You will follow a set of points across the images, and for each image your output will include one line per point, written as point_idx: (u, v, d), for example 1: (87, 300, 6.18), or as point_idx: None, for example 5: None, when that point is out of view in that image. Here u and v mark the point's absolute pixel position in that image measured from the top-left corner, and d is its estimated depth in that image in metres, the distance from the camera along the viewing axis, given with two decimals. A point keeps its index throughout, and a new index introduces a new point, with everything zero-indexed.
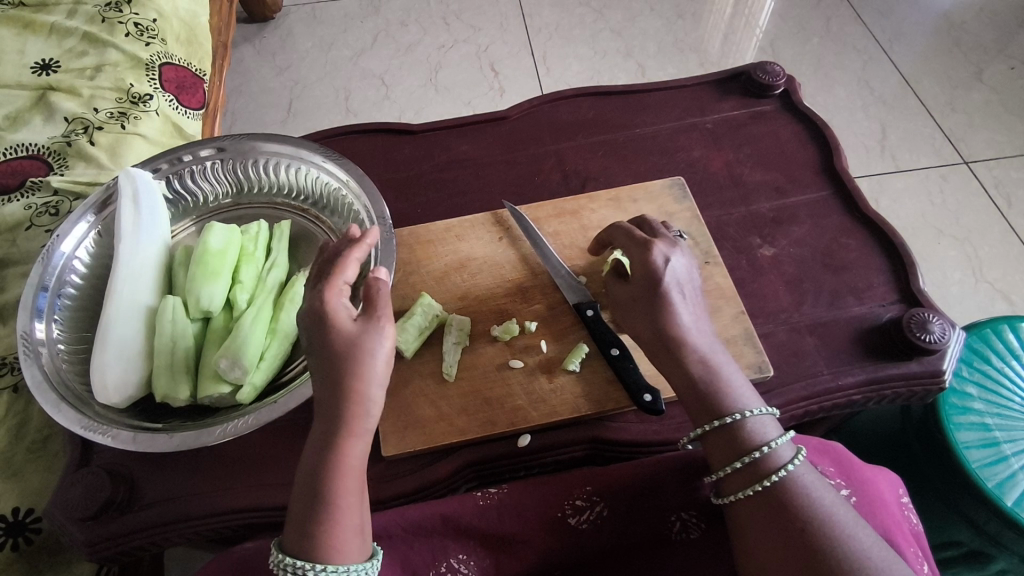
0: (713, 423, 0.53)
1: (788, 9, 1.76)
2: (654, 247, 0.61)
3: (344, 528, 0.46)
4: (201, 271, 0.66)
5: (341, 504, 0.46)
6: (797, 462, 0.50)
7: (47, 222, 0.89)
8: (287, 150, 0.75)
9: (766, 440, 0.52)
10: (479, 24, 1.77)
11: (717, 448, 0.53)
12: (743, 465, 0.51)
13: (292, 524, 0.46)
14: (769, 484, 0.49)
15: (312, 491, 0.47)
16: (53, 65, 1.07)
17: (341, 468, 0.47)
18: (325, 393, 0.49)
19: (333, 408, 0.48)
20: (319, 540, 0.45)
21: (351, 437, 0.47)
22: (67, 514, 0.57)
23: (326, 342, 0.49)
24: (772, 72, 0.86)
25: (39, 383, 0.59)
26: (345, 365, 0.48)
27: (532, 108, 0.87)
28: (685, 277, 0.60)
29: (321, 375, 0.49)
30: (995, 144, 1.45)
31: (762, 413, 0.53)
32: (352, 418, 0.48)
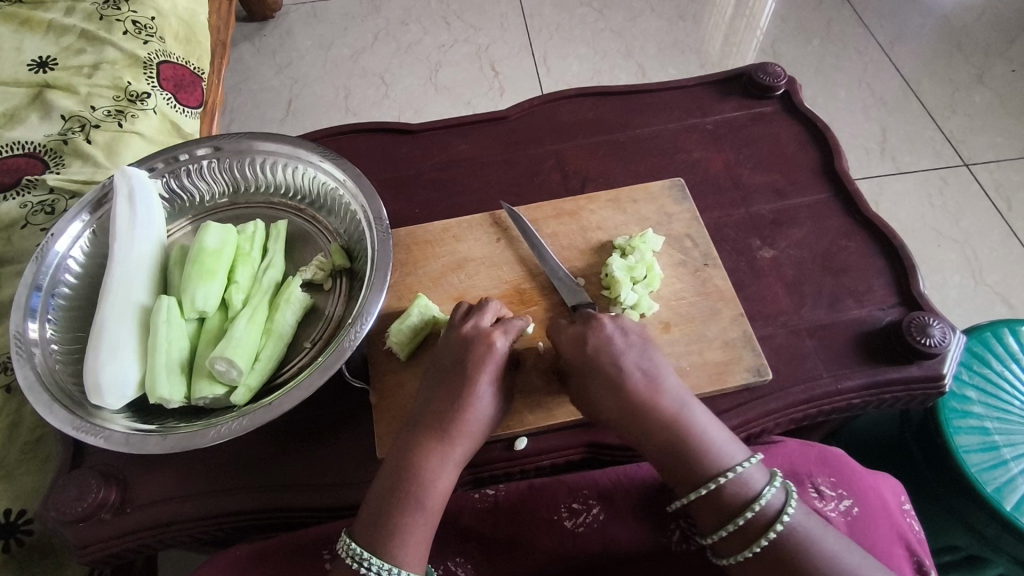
0: (699, 491, 0.52)
1: (789, 10, 1.75)
2: (590, 318, 0.58)
3: (421, 540, 0.50)
4: (196, 270, 0.65)
5: (429, 516, 0.51)
6: (788, 514, 0.50)
7: (43, 220, 0.88)
8: (284, 150, 0.74)
9: (755, 496, 0.51)
10: (479, 24, 1.76)
11: (706, 512, 0.52)
12: (734, 528, 0.51)
13: (373, 522, 0.50)
14: (764, 545, 0.49)
15: (402, 496, 0.51)
16: (50, 62, 1.06)
17: (437, 485, 0.52)
18: (439, 412, 0.54)
19: (447, 431, 0.54)
20: (397, 545, 0.49)
21: (454, 461, 0.53)
22: (58, 516, 0.57)
23: (470, 369, 0.55)
24: (773, 73, 0.85)
25: (31, 383, 0.59)
26: (472, 396, 0.55)
27: (532, 108, 0.86)
28: (635, 340, 0.57)
29: (445, 395, 0.55)
30: (995, 146, 1.45)
31: (748, 466, 0.52)
32: (461, 443, 0.54)
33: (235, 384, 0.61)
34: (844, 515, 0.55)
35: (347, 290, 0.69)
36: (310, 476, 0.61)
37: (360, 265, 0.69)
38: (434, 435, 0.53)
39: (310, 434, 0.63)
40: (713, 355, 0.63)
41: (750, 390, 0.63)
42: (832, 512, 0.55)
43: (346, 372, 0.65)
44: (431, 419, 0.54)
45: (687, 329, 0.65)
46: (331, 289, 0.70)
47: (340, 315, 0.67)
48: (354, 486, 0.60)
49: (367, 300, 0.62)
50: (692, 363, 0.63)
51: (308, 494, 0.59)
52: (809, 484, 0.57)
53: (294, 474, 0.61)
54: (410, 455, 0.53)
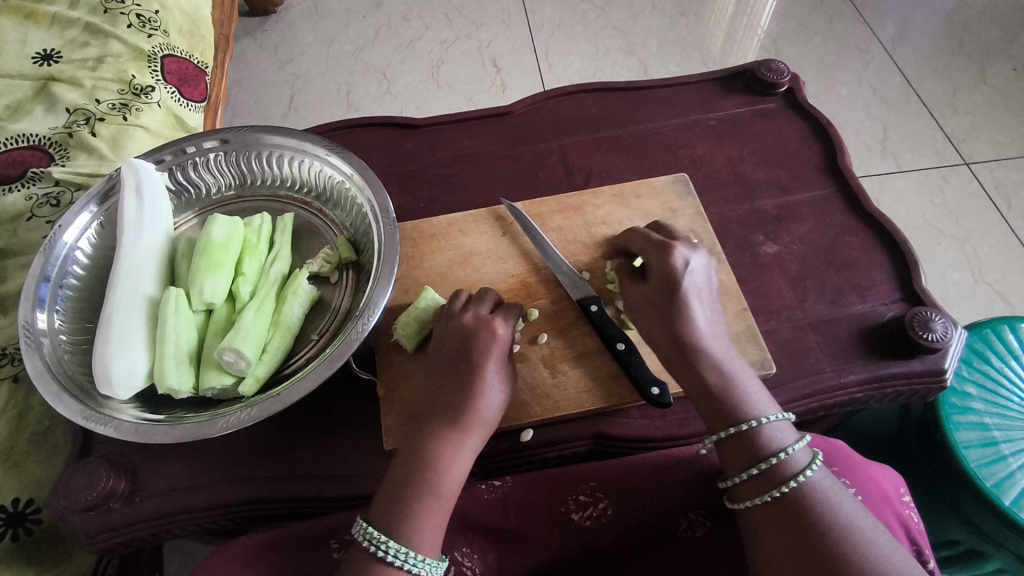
0: (730, 429, 0.53)
1: (791, 8, 1.76)
2: (674, 250, 0.60)
3: (434, 524, 0.49)
4: (204, 263, 0.66)
5: (443, 503, 0.50)
6: (813, 468, 0.50)
7: (48, 213, 0.89)
8: (291, 143, 0.75)
9: (782, 446, 0.52)
10: (481, 20, 1.76)
11: (733, 454, 0.53)
12: (759, 471, 0.51)
13: (389, 508, 0.49)
14: (786, 491, 0.49)
15: (419, 482, 0.50)
16: (54, 55, 1.06)
17: (446, 468, 0.51)
18: (451, 400, 0.54)
19: (457, 417, 0.53)
20: (412, 530, 0.48)
21: (468, 447, 0.53)
22: (67, 505, 0.57)
23: (474, 353, 0.56)
24: (777, 69, 0.86)
25: (41, 373, 0.59)
26: (481, 382, 0.55)
27: (536, 103, 0.87)
28: (705, 277, 0.59)
29: (454, 382, 0.55)
30: (996, 145, 1.45)
31: (779, 419, 0.53)
32: (474, 431, 0.54)
33: (244, 375, 0.62)
34: None
35: (353, 283, 0.70)
36: (318, 466, 0.61)
37: (367, 258, 0.70)
38: (444, 421, 0.53)
39: (317, 426, 0.63)
40: None
41: None
42: None
43: (354, 365, 0.66)
44: (443, 407, 0.54)
45: None
46: (338, 282, 0.70)
47: (347, 307, 0.68)
48: (361, 477, 0.60)
49: (373, 294, 0.62)
50: None
51: (315, 485, 0.60)
52: None
53: (301, 464, 0.61)
54: (425, 442, 0.52)
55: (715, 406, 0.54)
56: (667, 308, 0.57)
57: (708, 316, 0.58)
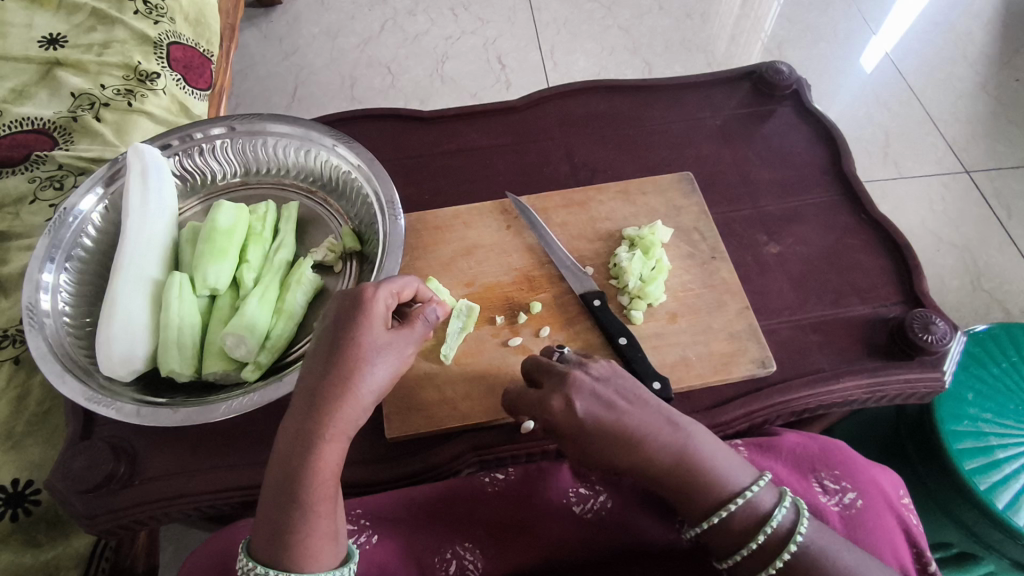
0: (711, 518, 0.50)
1: (796, 12, 1.76)
2: (575, 377, 0.52)
3: (318, 533, 0.46)
4: (209, 249, 0.66)
5: (319, 511, 0.46)
6: (802, 530, 0.49)
7: (51, 196, 0.89)
8: (298, 133, 0.75)
9: (767, 520, 0.49)
10: (487, 17, 1.77)
11: (720, 536, 0.51)
12: (751, 550, 0.49)
13: (268, 538, 0.45)
14: (784, 564, 0.48)
15: (292, 497, 0.46)
16: (60, 39, 1.06)
17: (317, 469, 0.46)
18: (313, 387, 0.49)
19: (323, 406, 0.48)
20: (295, 549, 0.45)
21: (336, 444, 0.48)
22: (70, 485, 0.57)
23: (348, 333, 0.51)
24: (784, 71, 0.86)
25: (43, 354, 0.59)
26: (337, 369, 0.49)
27: (543, 99, 0.87)
28: (615, 380, 0.53)
29: (318, 365, 0.50)
30: (996, 154, 1.46)
31: (758, 491, 0.50)
32: (332, 438, 0.47)
33: (246, 361, 0.62)
34: (848, 509, 0.55)
35: (357, 273, 0.70)
36: None
37: (370, 248, 0.70)
38: (300, 416, 0.48)
39: None
40: (717, 346, 0.65)
41: (754, 382, 0.64)
42: (834, 505, 0.55)
43: None
44: (306, 400, 0.49)
45: (693, 320, 0.66)
46: (342, 271, 0.71)
47: None
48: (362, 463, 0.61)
49: None
50: (698, 353, 0.64)
51: None
52: (813, 477, 0.57)
53: None
54: (289, 446, 0.47)
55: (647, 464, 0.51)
56: (599, 429, 0.51)
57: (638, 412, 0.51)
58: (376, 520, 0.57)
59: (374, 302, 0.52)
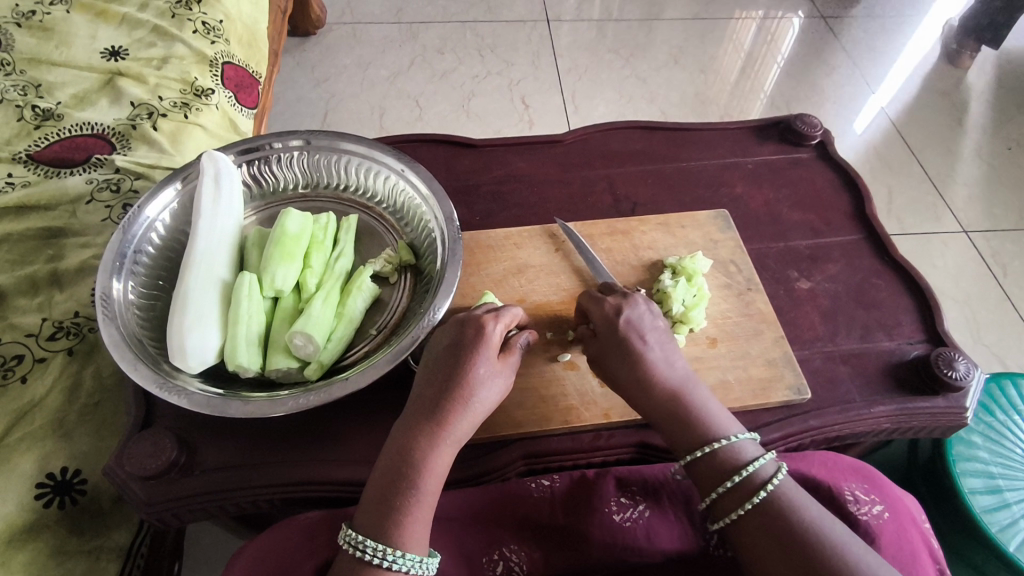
0: (700, 451, 0.56)
1: (804, 73, 1.87)
2: (630, 303, 0.63)
3: (418, 523, 0.50)
4: (278, 252, 0.69)
5: (424, 501, 0.51)
6: (779, 477, 0.53)
7: (108, 198, 0.92)
8: (362, 151, 0.78)
9: (747, 462, 0.55)
10: (512, 59, 1.86)
11: (703, 474, 0.56)
12: (731, 485, 0.54)
13: (373, 512, 0.50)
14: (758, 501, 0.52)
15: (401, 480, 0.51)
16: (122, 52, 1.11)
17: (428, 465, 0.52)
18: (434, 395, 0.55)
19: (443, 412, 0.54)
20: (394, 527, 0.49)
21: (448, 445, 0.53)
22: (130, 472, 0.59)
23: (465, 354, 0.56)
24: (811, 123, 0.92)
25: (115, 340, 0.61)
26: (455, 385, 0.55)
27: (587, 134, 0.93)
28: (652, 324, 0.62)
29: (441, 377, 0.56)
30: (992, 217, 1.54)
31: (741, 437, 0.56)
32: (447, 438, 0.53)
33: (309, 359, 0.64)
34: (876, 519, 0.56)
35: (412, 285, 0.74)
36: (370, 452, 0.63)
37: (426, 263, 0.74)
38: (420, 417, 0.54)
39: (375, 419, 0.65)
40: (755, 371, 0.68)
41: (789, 408, 0.67)
42: (864, 514, 0.56)
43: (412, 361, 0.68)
44: (427, 405, 0.55)
45: (732, 346, 0.70)
46: (396, 282, 0.74)
47: (406, 307, 0.71)
48: None
49: (432, 305, 0.66)
50: (737, 376, 0.68)
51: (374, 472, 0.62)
52: (843, 488, 0.58)
53: (357, 449, 0.63)
54: (402, 440, 0.53)
55: (682, 432, 0.57)
56: (624, 356, 0.60)
57: (660, 352, 0.60)
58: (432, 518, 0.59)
59: (491, 332, 0.58)
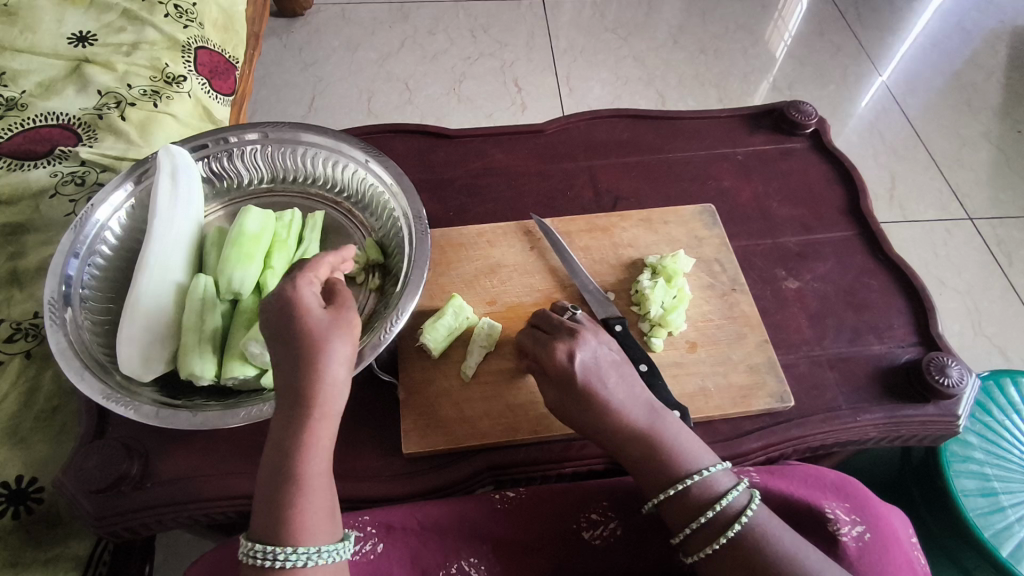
0: (667, 490, 0.52)
1: (808, 54, 1.80)
2: (556, 342, 0.57)
3: (314, 513, 0.47)
4: (235, 253, 0.66)
5: (314, 487, 0.47)
6: (753, 509, 0.50)
7: (72, 191, 0.88)
8: (328, 144, 0.75)
9: (718, 496, 0.51)
10: (505, 40, 1.80)
11: (674, 512, 0.52)
12: (703, 522, 0.50)
13: (265, 517, 0.46)
14: (732, 536, 0.49)
15: (282, 473, 0.47)
16: (90, 38, 1.07)
17: (307, 448, 0.47)
18: (288, 375, 0.49)
19: (303, 390, 0.48)
20: (287, 526, 0.46)
21: (322, 422, 0.48)
22: (79, 484, 0.57)
23: (298, 321, 0.50)
24: (805, 111, 0.88)
25: (63, 349, 0.59)
26: (304, 358, 0.49)
27: (569, 123, 0.88)
28: (608, 359, 0.57)
29: (286, 351, 0.49)
30: (998, 203, 1.49)
31: (714, 469, 0.53)
32: (321, 418, 0.48)
33: (266, 367, 0.61)
34: (858, 542, 0.53)
35: (379, 285, 0.70)
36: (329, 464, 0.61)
37: (394, 262, 0.71)
38: (285, 400, 0.49)
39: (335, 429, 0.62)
40: (737, 378, 0.65)
41: (771, 416, 0.64)
42: (843, 536, 0.53)
43: (376, 367, 0.65)
44: (288, 387, 0.49)
45: (713, 350, 0.67)
46: (364, 282, 0.71)
47: (372, 309, 0.68)
48: (378, 476, 0.60)
49: (401, 303, 0.62)
50: (717, 384, 0.65)
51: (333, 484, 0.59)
52: (824, 507, 0.56)
53: None
54: (275, 430, 0.48)
55: (653, 476, 0.53)
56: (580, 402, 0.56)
57: (623, 392, 0.56)
58: (386, 529, 0.56)
59: (301, 295, 0.51)
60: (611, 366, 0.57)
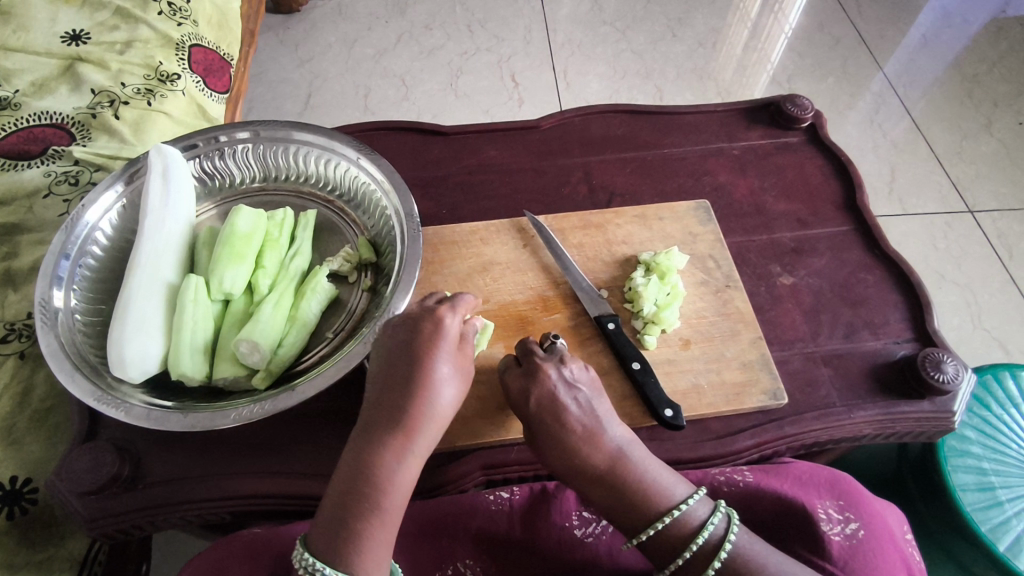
0: (649, 529, 0.51)
1: (807, 46, 1.79)
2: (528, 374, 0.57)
3: (381, 543, 0.46)
4: (226, 253, 0.66)
5: (389, 515, 0.47)
6: (733, 534, 0.50)
7: (66, 191, 0.88)
8: (320, 142, 0.75)
9: (698, 528, 0.51)
10: (502, 35, 1.79)
11: (658, 548, 0.52)
12: (688, 557, 0.50)
13: (333, 534, 0.46)
14: (718, 568, 0.49)
15: (359, 494, 0.47)
16: (83, 36, 1.07)
17: (396, 476, 0.48)
18: (395, 399, 0.51)
19: (406, 419, 0.50)
20: (354, 550, 0.45)
21: (418, 454, 0.50)
22: (70, 486, 0.57)
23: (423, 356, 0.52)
24: (801, 104, 0.87)
25: (53, 351, 0.59)
26: (416, 388, 0.51)
27: (563, 119, 0.88)
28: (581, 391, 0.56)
29: (400, 380, 0.52)
30: (1000, 196, 1.48)
31: (690, 501, 0.52)
32: (421, 446, 0.50)
33: (257, 367, 0.61)
34: (849, 539, 0.52)
35: (372, 284, 0.70)
36: (321, 463, 0.60)
37: (387, 260, 0.70)
38: (385, 426, 0.50)
39: (327, 429, 0.62)
40: (730, 375, 0.65)
41: (765, 413, 0.64)
42: (832, 534, 0.53)
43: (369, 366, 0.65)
44: (390, 414, 0.50)
45: (706, 347, 0.66)
46: (356, 281, 0.70)
47: (364, 308, 0.68)
48: None
49: (391, 303, 0.62)
50: (710, 381, 0.64)
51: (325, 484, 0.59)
52: (816, 505, 0.55)
53: (308, 460, 0.60)
54: (360, 449, 0.49)
55: (632, 510, 0.52)
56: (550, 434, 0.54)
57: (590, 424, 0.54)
58: None
59: (447, 330, 0.54)
60: (572, 404, 0.55)
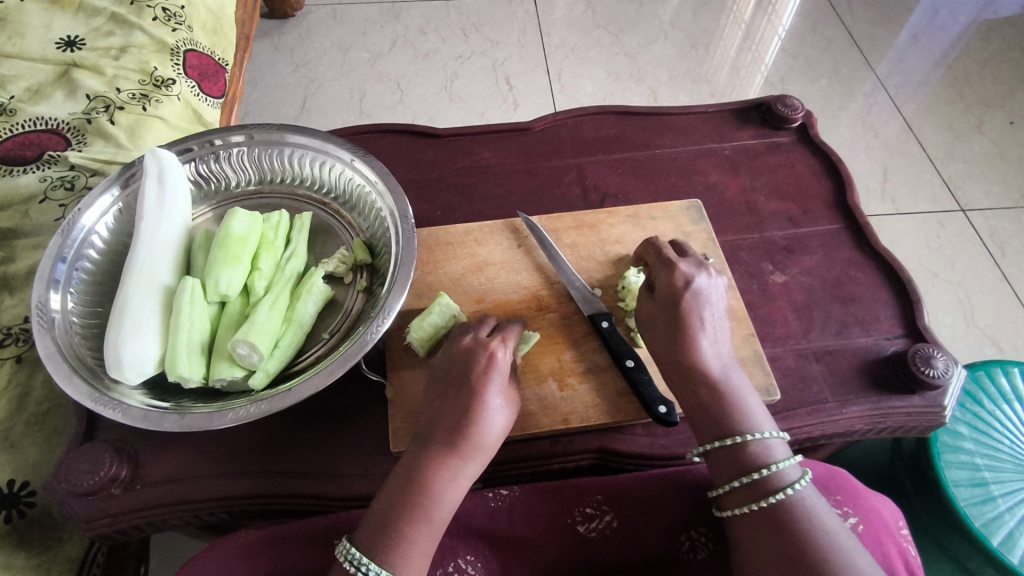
0: (719, 441, 0.53)
1: (799, 48, 1.80)
2: (679, 268, 0.61)
3: (417, 546, 0.47)
4: (222, 255, 0.66)
5: (432, 520, 0.48)
6: (800, 484, 0.50)
7: (62, 196, 0.88)
8: (314, 144, 0.75)
9: (769, 461, 0.52)
10: (496, 39, 1.80)
11: (720, 465, 0.53)
12: (743, 483, 0.51)
13: (375, 529, 0.48)
14: (769, 503, 0.50)
15: (405, 499, 0.49)
16: (78, 42, 1.07)
17: (444, 487, 0.49)
18: (449, 415, 0.52)
19: (461, 434, 0.51)
20: (391, 547, 0.47)
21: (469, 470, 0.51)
22: (68, 488, 0.57)
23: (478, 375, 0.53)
24: (792, 105, 0.88)
25: (51, 354, 0.59)
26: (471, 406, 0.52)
27: (556, 121, 0.89)
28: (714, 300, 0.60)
29: (456, 398, 0.53)
30: (992, 195, 1.49)
31: (769, 435, 0.53)
32: (472, 461, 0.51)
33: (254, 368, 0.61)
34: None
35: (367, 285, 0.70)
36: (318, 463, 0.61)
37: (381, 261, 0.71)
38: (440, 441, 0.51)
39: (323, 429, 0.62)
40: None
41: None
42: None
43: (364, 366, 0.66)
44: (443, 429, 0.51)
45: None
46: (352, 282, 0.71)
47: (360, 309, 0.68)
48: (367, 474, 0.61)
49: (386, 303, 0.62)
50: None
51: (322, 483, 0.60)
52: None
53: (305, 459, 0.61)
54: (415, 461, 0.51)
55: (709, 422, 0.55)
56: (665, 324, 0.59)
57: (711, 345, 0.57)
58: None
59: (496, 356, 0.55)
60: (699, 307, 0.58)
